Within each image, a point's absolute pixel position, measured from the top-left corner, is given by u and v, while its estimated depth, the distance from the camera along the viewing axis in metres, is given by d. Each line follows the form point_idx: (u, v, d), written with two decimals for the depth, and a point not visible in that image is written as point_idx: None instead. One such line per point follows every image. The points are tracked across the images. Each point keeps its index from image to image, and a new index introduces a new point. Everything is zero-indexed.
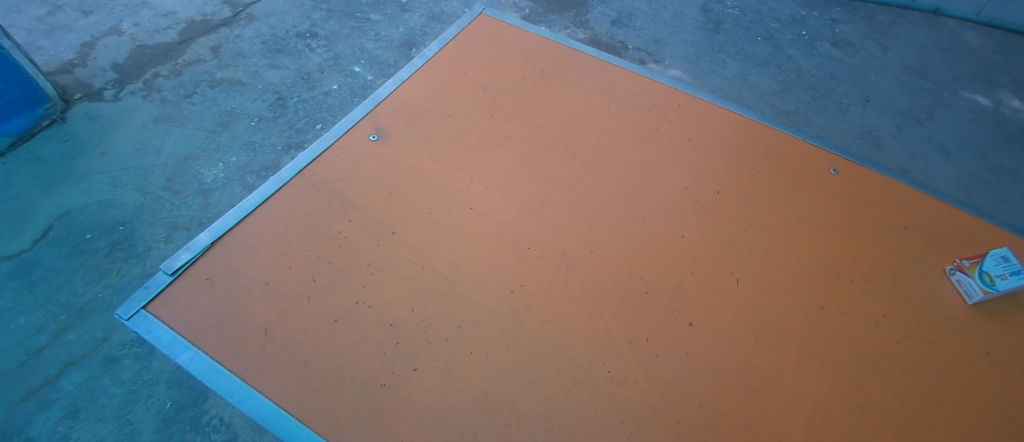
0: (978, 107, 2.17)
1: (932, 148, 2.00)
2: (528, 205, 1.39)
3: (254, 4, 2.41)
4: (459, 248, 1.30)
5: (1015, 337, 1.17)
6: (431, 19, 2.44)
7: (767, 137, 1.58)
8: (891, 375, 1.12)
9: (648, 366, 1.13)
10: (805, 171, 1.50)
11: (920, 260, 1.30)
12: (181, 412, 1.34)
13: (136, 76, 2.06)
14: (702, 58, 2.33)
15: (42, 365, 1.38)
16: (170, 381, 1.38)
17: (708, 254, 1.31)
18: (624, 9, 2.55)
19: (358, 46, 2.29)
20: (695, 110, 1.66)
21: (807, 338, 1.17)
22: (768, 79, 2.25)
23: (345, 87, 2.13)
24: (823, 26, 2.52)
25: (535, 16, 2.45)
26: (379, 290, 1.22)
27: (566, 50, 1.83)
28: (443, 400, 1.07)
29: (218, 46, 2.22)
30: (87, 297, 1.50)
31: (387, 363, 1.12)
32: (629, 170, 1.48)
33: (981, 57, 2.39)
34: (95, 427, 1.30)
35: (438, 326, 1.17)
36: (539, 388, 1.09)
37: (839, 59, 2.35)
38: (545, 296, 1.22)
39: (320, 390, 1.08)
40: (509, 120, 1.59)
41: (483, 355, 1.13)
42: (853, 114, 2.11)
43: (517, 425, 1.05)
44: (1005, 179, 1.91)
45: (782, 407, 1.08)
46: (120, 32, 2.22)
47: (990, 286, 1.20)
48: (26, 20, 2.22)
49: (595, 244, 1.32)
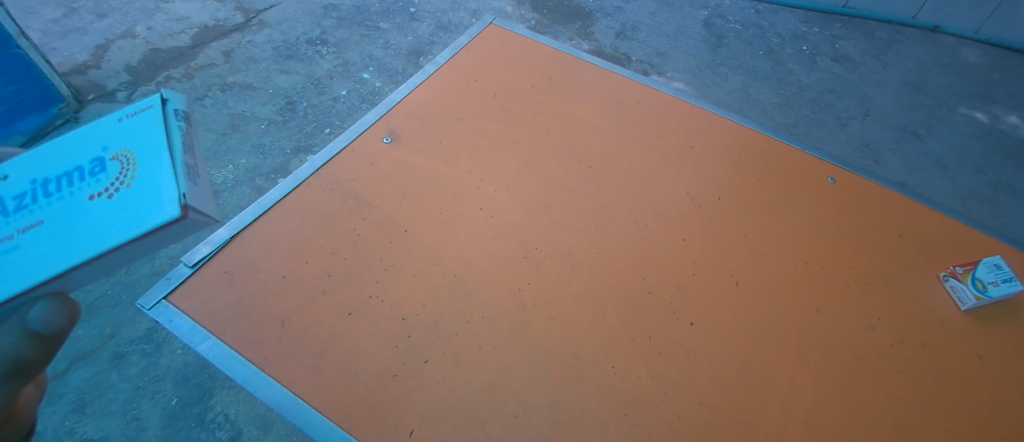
0: (976, 123, 2.22)
1: (930, 162, 2.05)
2: (536, 207, 1.42)
3: (266, 11, 2.47)
4: (469, 247, 1.33)
5: (1007, 341, 1.21)
6: (439, 28, 2.50)
7: (769, 146, 1.62)
8: (886, 376, 1.15)
9: (650, 363, 1.16)
10: (805, 179, 1.53)
11: (915, 266, 1.34)
12: (185, 409, 1.54)
13: (149, 79, 2.12)
14: (703, 70, 2.39)
15: (54, 359, 1.59)
16: (175, 379, 1.59)
17: (709, 257, 1.34)
18: (627, 22, 2.62)
19: (367, 53, 2.34)
20: (697, 120, 1.70)
21: (803, 339, 1.20)
22: (768, 92, 2.30)
23: (353, 93, 2.18)
24: (822, 41, 2.58)
25: (541, 27, 2.52)
26: (392, 285, 1.26)
27: (572, 59, 1.88)
28: (452, 391, 1.10)
29: (230, 51, 2.27)
30: (95, 293, 1.73)
31: (399, 355, 1.15)
32: (633, 175, 1.52)
33: (978, 74, 2.45)
34: (102, 421, 1.50)
35: (449, 320, 1.20)
36: (544, 382, 1.12)
37: (839, 74, 2.40)
38: (552, 294, 1.26)
39: (333, 380, 1.11)
40: (517, 125, 1.64)
41: (492, 349, 1.17)
42: (852, 128, 2.15)
43: (524, 417, 1.08)
44: (1003, 194, 1.95)
45: (781, 404, 1.11)
46: (134, 35, 2.28)
47: (982, 292, 1.23)
48: (41, 22, 2.29)
49: (600, 245, 1.35)
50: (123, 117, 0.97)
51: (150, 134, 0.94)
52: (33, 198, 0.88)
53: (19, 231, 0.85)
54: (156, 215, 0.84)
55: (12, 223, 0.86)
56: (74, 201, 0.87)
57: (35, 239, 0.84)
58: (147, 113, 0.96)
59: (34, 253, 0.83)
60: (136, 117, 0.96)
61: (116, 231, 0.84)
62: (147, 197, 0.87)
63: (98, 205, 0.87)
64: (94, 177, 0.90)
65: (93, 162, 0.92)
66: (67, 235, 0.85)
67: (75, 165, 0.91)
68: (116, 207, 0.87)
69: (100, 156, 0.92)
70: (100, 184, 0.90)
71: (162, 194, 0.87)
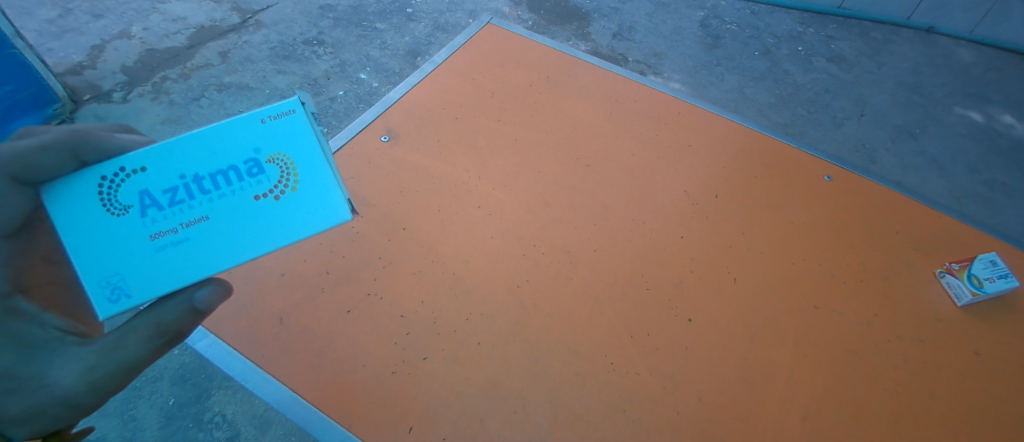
0: (971, 122, 2.24)
1: (925, 161, 2.06)
2: (534, 205, 1.43)
3: (263, 11, 2.47)
4: (467, 245, 1.33)
5: (1003, 337, 1.21)
6: (436, 29, 2.50)
7: (766, 145, 1.63)
8: (885, 372, 1.16)
9: (650, 359, 1.16)
10: (801, 177, 1.54)
11: (911, 263, 1.35)
12: (184, 409, 1.35)
13: (145, 79, 2.12)
14: (700, 71, 2.39)
15: None
16: (174, 378, 1.39)
17: (707, 254, 1.35)
18: (624, 22, 2.62)
19: (364, 54, 2.34)
20: (695, 118, 1.71)
21: (801, 335, 1.21)
22: (764, 92, 2.31)
23: (350, 93, 2.17)
24: (818, 41, 2.60)
25: (538, 27, 2.53)
26: (391, 283, 1.25)
27: (570, 59, 1.89)
28: (451, 388, 1.11)
29: (227, 52, 2.27)
30: None
31: (397, 352, 1.15)
32: (631, 173, 1.52)
33: (973, 74, 2.47)
34: (98, 422, 1.31)
35: (447, 317, 1.20)
36: (544, 379, 1.13)
37: (835, 74, 2.42)
38: (550, 291, 1.26)
39: (332, 378, 1.11)
40: (514, 123, 1.64)
41: (490, 346, 1.17)
42: (847, 127, 2.16)
43: (523, 413, 1.08)
44: (998, 193, 1.96)
45: (779, 400, 1.11)
46: (130, 35, 2.28)
47: (978, 288, 1.24)
48: (37, 22, 2.29)
49: (598, 243, 1.35)
50: (266, 114, 0.75)
51: (311, 139, 0.77)
52: (187, 195, 0.74)
53: (183, 227, 0.75)
54: (331, 222, 0.79)
55: (172, 219, 0.75)
56: (242, 204, 0.76)
57: (205, 238, 0.76)
58: (299, 114, 0.76)
59: (205, 254, 0.76)
60: (287, 114, 0.76)
61: (292, 237, 0.78)
62: (319, 206, 0.79)
63: (268, 209, 0.77)
64: (253, 177, 0.76)
65: (247, 160, 0.75)
66: (236, 234, 0.77)
67: (227, 162, 0.75)
68: (286, 212, 0.78)
69: (253, 156, 0.75)
70: (264, 184, 0.77)
71: (335, 203, 0.79)
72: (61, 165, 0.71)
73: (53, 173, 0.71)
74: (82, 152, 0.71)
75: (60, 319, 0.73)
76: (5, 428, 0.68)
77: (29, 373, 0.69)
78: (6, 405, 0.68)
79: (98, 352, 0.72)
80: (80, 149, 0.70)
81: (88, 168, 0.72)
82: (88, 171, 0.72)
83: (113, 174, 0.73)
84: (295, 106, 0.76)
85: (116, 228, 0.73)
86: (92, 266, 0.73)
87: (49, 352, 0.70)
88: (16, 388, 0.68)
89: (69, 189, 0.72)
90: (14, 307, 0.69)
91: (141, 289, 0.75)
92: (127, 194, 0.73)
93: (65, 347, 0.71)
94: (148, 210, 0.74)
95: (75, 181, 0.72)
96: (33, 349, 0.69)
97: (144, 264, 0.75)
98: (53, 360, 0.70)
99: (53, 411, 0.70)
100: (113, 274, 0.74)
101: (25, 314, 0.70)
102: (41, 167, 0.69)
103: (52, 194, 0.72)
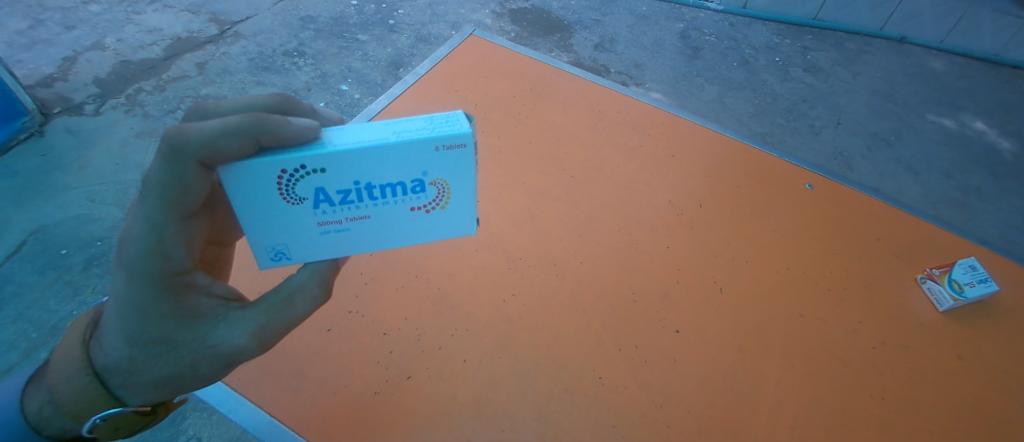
0: (944, 130, 2.31)
1: (902, 168, 2.10)
2: (519, 218, 1.41)
3: (241, 22, 2.43)
4: (453, 260, 1.32)
5: (984, 341, 1.24)
6: (419, 40, 2.49)
7: (746, 154, 1.65)
8: (870, 381, 1.16)
9: (637, 372, 1.14)
10: (782, 186, 1.56)
11: (893, 270, 1.36)
12: (157, 433, 1.25)
13: (118, 92, 2.06)
14: (681, 82, 2.43)
15: None
16: None
17: (692, 265, 1.35)
18: (605, 34, 2.65)
19: (345, 65, 2.31)
20: (676, 128, 1.72)
21: (793, 343, 1.21)
22: (744, 102, 2.35)
23: (332, 105, 2.13)
24: (794, 52, 2.66)
25: (521, 39, 2.54)
26: (373, 300, 1.23)
27: (553, 70, 1.89)
28: (438, 408, 1.07)
29: (203, 63, 2.22)
30: (59, 314, 1.43)
31: (381, 372, 1.11)
32: (615, 184, 1.52)
33: (943, 82, 2.55)
34: None
35: (432, 334, 1.18)
36: (531, 395, 1.10)
37: (811, 85, 2.47)
38: (537, 306, 1.24)
39: (312, 400, 1.07)
40: (498, 135, 1.63)
41: (477, 364, 1.14)
42: (825, 136, 2.21)
43: (511, 431, 1.06)
44: (972, 199, 2.01)
45: (770, 411, 1.11)
46: (103, 47, 2.22)
47: (959, 293, 1.26)
48: (5, 34, 2.22)
49: (584, 255, 1.35)
50: (441, 144, 0.68)
51: (471, 172, 0.72)
52: (357, 198, 0.71)
53: (347, 219, 0.73)
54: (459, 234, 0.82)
55: (339, 212, 0.72)
56: (396, 213, 0.75)
57: (362, 232, 0.76)
58: (470, 148, 0.69)
59: (360, 243, 0.77)
60: (459, 147, 0.69)
61: (430, 240, 0.80)
62: (455, 222, 0.79)
63: (417, 218, 0.77)
64: (413, 193, 0.73)
65: (414, 180, 0.71)
66: (389, 231, 0.77)
67: (396, 178, 0.70)
68: (431, 222, 0.78)
69: (419, 176, 0.71)
70: (419, 199, 0.74)
71: (471, 223, 0.80)
72: (241, 151, 0.63)
73: (227, 157, 0.62)
74: (263, 138, 0.63)
75: (222, 289, 0.71)
76: (131, 392, 0.67)
77: (188, 340, 0.66)
78: (149, 371, 0.66)
79: (266, 313, 0.69)
80: (263, 136, 0.62)
81: (267, 154, 0.65)
82: (266, 163, 0.65)
83: (294, 169, 0.66)
84: (469, 141, 0.68)
85: (290, 212, 0.71)
86: (264, 235, 0.73)
87: (215, 318, 0.67)
88: (169, 354, 0.65)
89: (249, 179, 0.66)
90: (191, 280, 0.66)
91: (302, 255, 0.76)
92: (304, 188, 0.68)
93: (229, 313, 0.68)
94: (321, 204, 0.71)
95: (253, 171, 0.66)
96: (197, 317, 0.66)
97: (307, 241, 0.75)
98: (218, 327, 0.67)
99: (200, 373, 0.68)
100: (278, 243, 0.74)
101: (198, 286, 0.67)
102: (224, 151, 0.61)
103: (235, 180, 0.66)
